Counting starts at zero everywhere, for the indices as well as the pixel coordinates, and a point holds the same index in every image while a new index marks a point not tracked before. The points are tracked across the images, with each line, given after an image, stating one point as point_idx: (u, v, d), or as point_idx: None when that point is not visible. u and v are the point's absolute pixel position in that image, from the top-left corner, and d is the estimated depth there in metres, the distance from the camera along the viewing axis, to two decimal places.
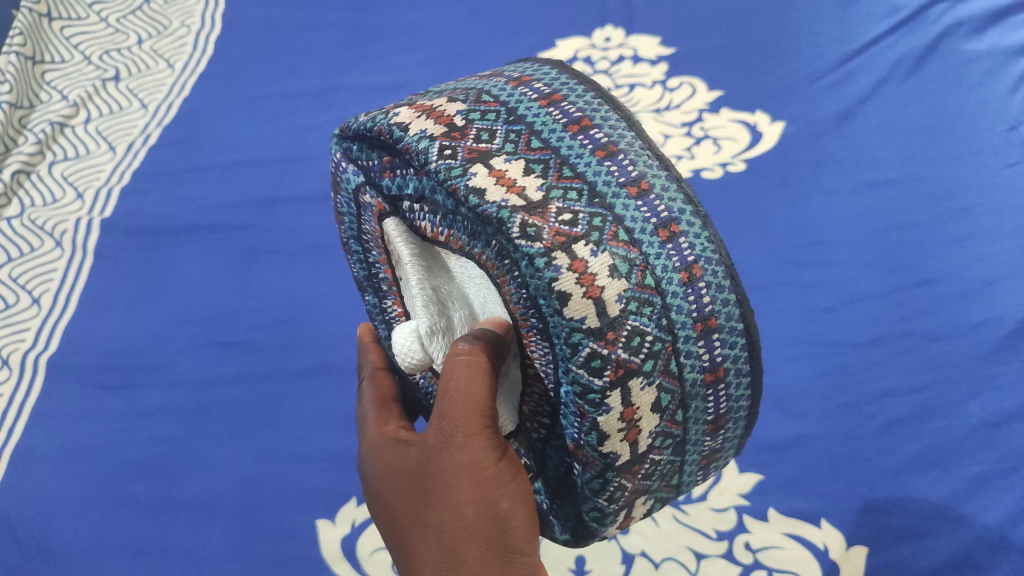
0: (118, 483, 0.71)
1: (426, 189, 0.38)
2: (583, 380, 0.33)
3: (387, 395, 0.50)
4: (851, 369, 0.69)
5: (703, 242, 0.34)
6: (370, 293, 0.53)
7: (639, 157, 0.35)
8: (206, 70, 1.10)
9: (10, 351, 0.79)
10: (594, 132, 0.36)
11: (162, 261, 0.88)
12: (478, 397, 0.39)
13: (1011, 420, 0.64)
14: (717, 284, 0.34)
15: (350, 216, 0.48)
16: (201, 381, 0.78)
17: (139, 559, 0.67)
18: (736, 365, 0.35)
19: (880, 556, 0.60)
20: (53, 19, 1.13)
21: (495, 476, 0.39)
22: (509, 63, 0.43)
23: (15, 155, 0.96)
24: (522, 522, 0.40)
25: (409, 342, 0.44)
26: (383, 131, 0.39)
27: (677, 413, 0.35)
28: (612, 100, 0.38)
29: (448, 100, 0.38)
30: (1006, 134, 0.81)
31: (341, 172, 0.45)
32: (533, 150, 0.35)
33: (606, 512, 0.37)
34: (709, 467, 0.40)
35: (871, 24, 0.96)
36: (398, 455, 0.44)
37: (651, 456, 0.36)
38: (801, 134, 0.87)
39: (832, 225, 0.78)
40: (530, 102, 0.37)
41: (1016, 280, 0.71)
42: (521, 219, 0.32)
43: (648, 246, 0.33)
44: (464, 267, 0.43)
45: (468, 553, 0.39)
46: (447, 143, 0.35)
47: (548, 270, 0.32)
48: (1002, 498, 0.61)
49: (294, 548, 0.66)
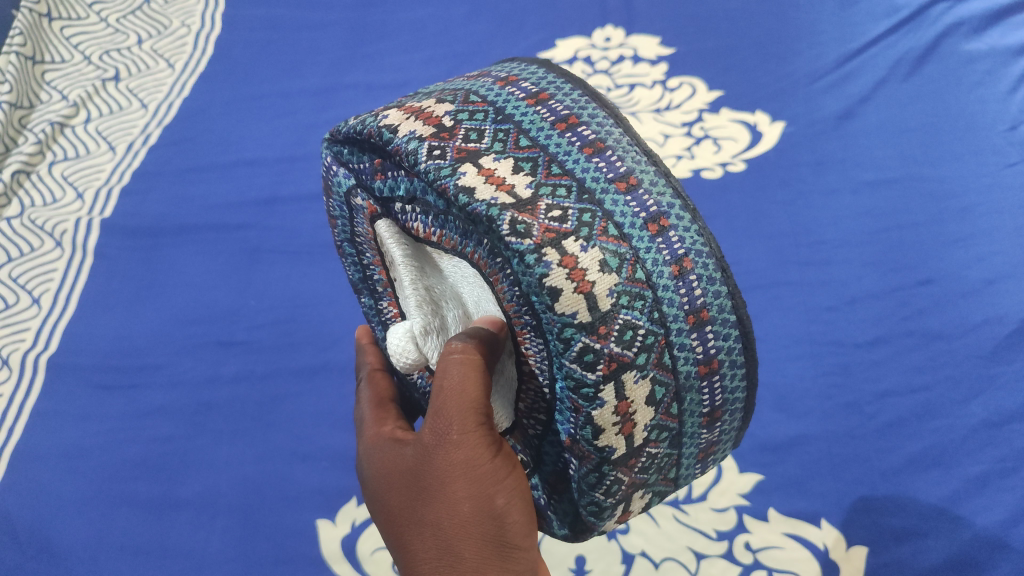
0: (118, 483, 0.71)
1: (418, 189, 0.37)
2: (576, 375, 0.33)
3: (385, 395, 0.50)
4: (853, 369, 0.69)
5: (693, 235, 0.33)
6: (366, 295, 0.53)
7: (627, 153, 0.35)
8: (206, 70, 1.10)
9: (10, 351, 0.79)
10: (582, 129, 0.35)
11: (163, 261, 0.88)
12: (471, 396, 0.39)
13: (1012, 420, 0.64)
14: (708, 276, 0.33)
15: (343, 219, 0.48)
16: (201, 381, 0.78)
17: (139, 559, 0.67)
18: (730, 357, 0.35)
19: (880, 555, 0.60)
20: (53, 19, 1.13)
21: (490, 473, 0.38)
22: (497, 63, 0.43)
23: (14, 155, 0.96)
24: (519, 518, 0.39)
25: (404, 342, 0.43)
26: (373, 134, 0.39)
27: (672, 406, 0.35)
28: (598, 98, 0.37)
29: (437, 101, 0.38)
30: (1006, 134, 0.81)
31: (332, 176, 0.45)
32: (521, 148, 0.35)
33: (603, 506, 0.37)
34: (707, 460, 0.40)
35: (872, 23, 0.96)
36: (394, 454, 0.44)
37: (647, 449, 0.36)
38: (801, 133, 0.87)
39: (833, 225, 0.78)
40: (518, 101, 0.37)
41: (1016, 280, 0.70)
42: (511, 217, 0.32)
43: (639, 240, 0.33)
44: (458, 266, 0.42)
45: (465, 550, 0.39)
46: (436, 143, 0.35)
47: (539, 265, 0.32)
48: (1002, 498, 0.61)
49: (294, 548, 0.66)
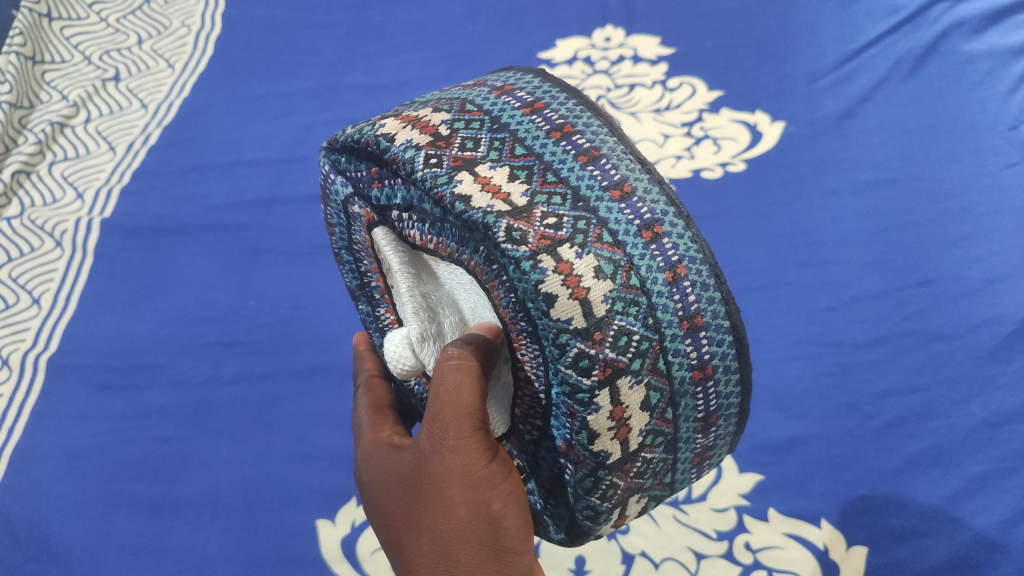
0: (118, 482, 0.71)
1: (415, 197, 0.37)
2: (572, 381, 0.33)
3: (383, 402, 0.50)
4: (853, 369, 0.68)
5: (686, 242, 0.33)
6: (364, 302, 0.53)
7: (621, 160, 0.35)
8: (206, 70, 1.10)
9: (10, 351, 0.79)
10: (577, 137, 0.35)
11: (163, 261, 0.88)
12: (467, 401, 0.39)
13: (1012, 420, 0.64)
14: (702, 282, 0.33)
15: (340, 227, 0.48)
16: (201, 381, 0.78)
17: (139, 559, 0.67)
18: (724, 362, 0.35)
19: (880, 556, 0.60)
20: (53, 19, 1.13)
21: (487, 478, 0.39)
22: (492, 72, 0.43)
23: (14, 155, 0.97)
24: (515, 522, 0.39)
25: (401, 349, 0.44)
26: (370, 142, 0.38)
27: (667, 412, 0.35)
28: (593, 107, 0.37)
29: (434, 110, 0.38)
30: (1006, 134, 0.81)
31: (330, 184, 0.45)
32: (516, 157, 0.35)
33: (599, 510, 0.37)
34: (702, 465, 0.40)
35: (872, 23, 0.96)
36: (392, 459, 0.44)
37: (642, 454, 0.36)
38: (801, 134, 0.87)
39: (833, 225, 0.78)
40: (514, 110, 0.37)
41: (1016, 280, 0.70)
42: (507, 224, 0.32)
43: (633, 247, 0.33)
44: (454, 274, 0.42)
45: (462, 554, 0.39)
46: (432, 151, 0.35)
47: (534, 272, 0.32)
48: (1001, 498, 0.61)
49: (294, 547, 0.66)
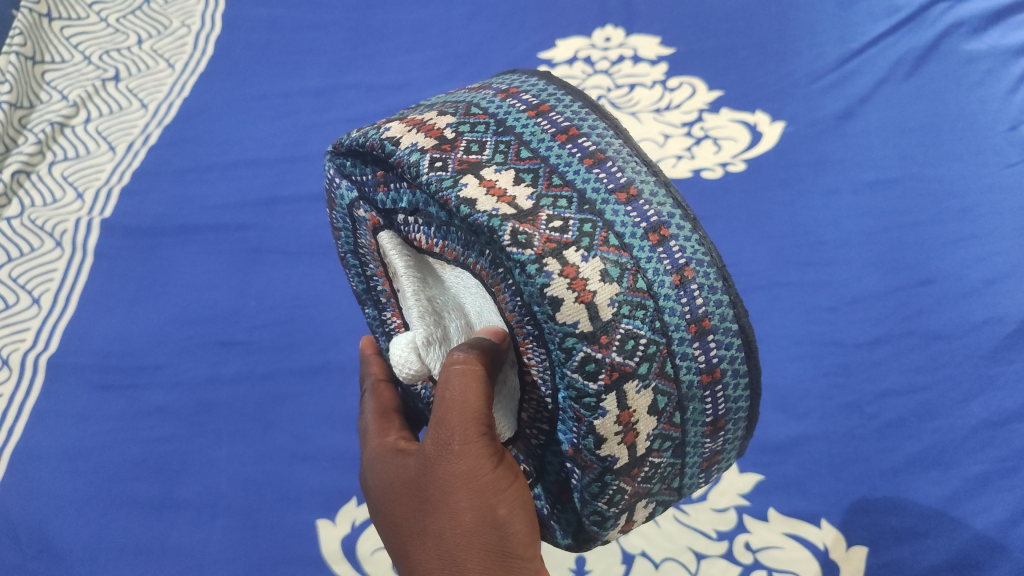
0: (118, 483, 0.71)
1: (420, 201, 0.38)
2: (578, 385, 0.33)
3: (389, 406, 0.50)
4: (853, 369, 0.69)
5: (694, 244, 0.33)
6: (370, 306, 0.53)
7: (627, 163, 0.35)
8: (206, 70, 1.10)
9: (10, 351, 0.79)
10: (582, 140, 0.35)
11: (163, 261, 0.88)
12: (472, 406, 0.39)
13: (1012, 420, 0.64)
14: (709, 285, 0.33)
15: (346, 230, 0.48)
16: (202, 381, 0.78)
17: (139, 559, 0.67)
18: (732, 365, 0.35)
19: (880, 555, 0.60)
20: (53, 19, 1.13)
21: (492, 483, 0.39)
22: (497, 75, 0.43)
23: (14, 155, 0.96)
24: (522, 527, 0.39)
25: (406, 353, 0.44)
26: (375, 146, 0.39)
27: (674, 416, 0.35)
28: (599, 109, 0.37)
29: (439, 113, 0.38)
30: (1006, 134, 0.82)
31: (335, 188, 0.45)
32: (522, 160, 0.35)
33: (606, 515, 0.37)
34: (710, 469, 0.40)
35: (872, 24, 0.96)
36: (398, 465, 0.44)
37: (650, 458, 0.36)
38: (801, 134, 0.87)
39: (834, 225, 0.78)
40: (519, 113, 0.37)
41: (1015, 280, 0.71)
42: (512, 227, 0.32)
43: (639, 250, 0.33)
44: (459, 277, 0.42)
45: (468, 560, 0.39)
46: (437, 155, 0.35)
47: (540, 275, 0.32)
48: (1001, 498, 0.61)
49: (295, 548, 0.66)
